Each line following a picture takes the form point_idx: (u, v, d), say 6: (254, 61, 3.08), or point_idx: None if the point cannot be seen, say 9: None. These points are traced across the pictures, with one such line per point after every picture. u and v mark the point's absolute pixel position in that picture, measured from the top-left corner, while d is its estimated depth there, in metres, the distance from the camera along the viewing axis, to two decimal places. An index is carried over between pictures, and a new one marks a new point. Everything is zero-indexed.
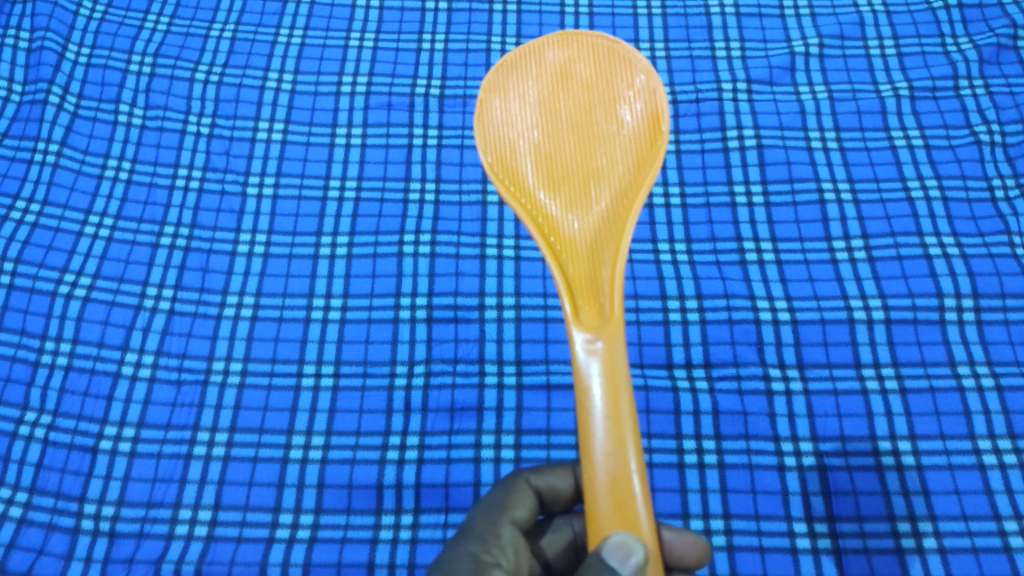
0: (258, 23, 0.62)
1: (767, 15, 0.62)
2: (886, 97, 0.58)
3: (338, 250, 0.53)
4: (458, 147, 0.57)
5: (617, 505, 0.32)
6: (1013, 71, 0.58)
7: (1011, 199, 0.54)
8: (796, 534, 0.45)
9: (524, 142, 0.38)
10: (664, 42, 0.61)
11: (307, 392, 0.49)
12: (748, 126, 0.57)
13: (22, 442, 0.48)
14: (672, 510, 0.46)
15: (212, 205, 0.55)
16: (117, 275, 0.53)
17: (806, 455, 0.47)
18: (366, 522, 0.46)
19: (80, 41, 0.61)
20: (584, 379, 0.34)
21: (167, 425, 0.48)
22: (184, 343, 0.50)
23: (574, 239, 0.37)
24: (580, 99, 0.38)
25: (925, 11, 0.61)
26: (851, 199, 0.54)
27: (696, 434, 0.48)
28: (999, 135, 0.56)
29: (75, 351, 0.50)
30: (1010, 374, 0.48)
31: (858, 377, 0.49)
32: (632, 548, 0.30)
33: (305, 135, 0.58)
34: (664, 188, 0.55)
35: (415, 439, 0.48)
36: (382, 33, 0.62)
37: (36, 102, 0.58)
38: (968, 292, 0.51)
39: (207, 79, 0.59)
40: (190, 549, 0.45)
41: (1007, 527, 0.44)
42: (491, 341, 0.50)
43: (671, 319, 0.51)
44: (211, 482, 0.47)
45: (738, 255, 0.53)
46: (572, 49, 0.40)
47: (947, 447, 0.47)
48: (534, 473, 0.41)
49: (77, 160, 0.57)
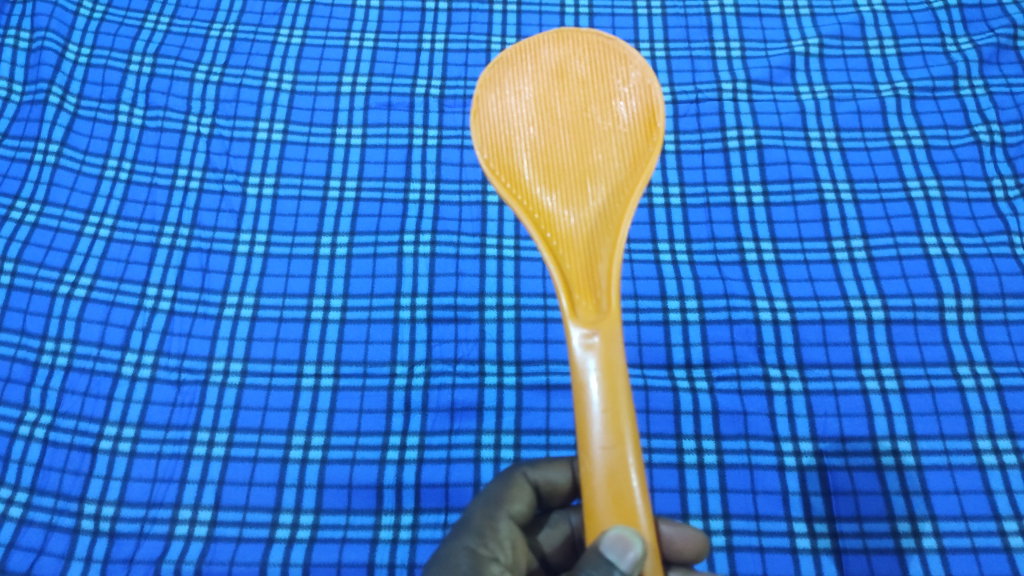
0: (258, 23, 0.62)
1: (767, 15, 0.62)
2: (886, 97, 0.58)
3: (338, 250, 0.54)
4: (458, 148, 0.57)
5: (615, 500, 0.32)
6: (1013, 70, 0.58)
7: (1012, 199, 0.54)
8: (796, 534, 0.45)
9: (521, 139, 0.38)
10: (664, 42, 0.61)
11: (307, 392, 0.49)
12: (748, 126, 0.57)
13: (22, 442, 0.48)
14: (672, 510, 0.46)
15: (213, 205, 0.55)
16: (117, 275, 0.53)
17: (806, 455, 0.47)
18: (366, 522, 0.46)
19: (81, 41, 0.61)
20: (582, 375, 0.34)
21: (167, 425, 0.48)
22: (184, 343, 0.50)
23: (570, 234, 0.37)
24: (577, 96, 0.38)
25: (925, 11, 0.61)
26: (851, 199, 0.54)
27: (696, 434, 0.48)
28: (999, 135, 0.56)
29: (75, 352, 0.50)
30: (1010, 374, 0.48)
31: (858, 377, 0.49)
32: (630, 543, 0.30)
33: (305, 135, 0.58)
34: (664, 188, 0.55)
35: (415, 439, 0.48)
36: (382, 33, 0.62)
37: (36, 102, 0.58)
38: (968, 292, 0.51)
39: (207, 79, 0.60)
40: (190, 549, 0.45)
41: (1008, 527, 0.44)
42: (491, 341, 0.50)
43: (671, 319, 0.51)
44: (211, 482, 0.47)
45: (738, 255, 0.53)
46: (568, 46, 0.40)
47: (948, 447, 0.47)
48: (531, 467, 0.41)
49: (77, 160, 0.57)
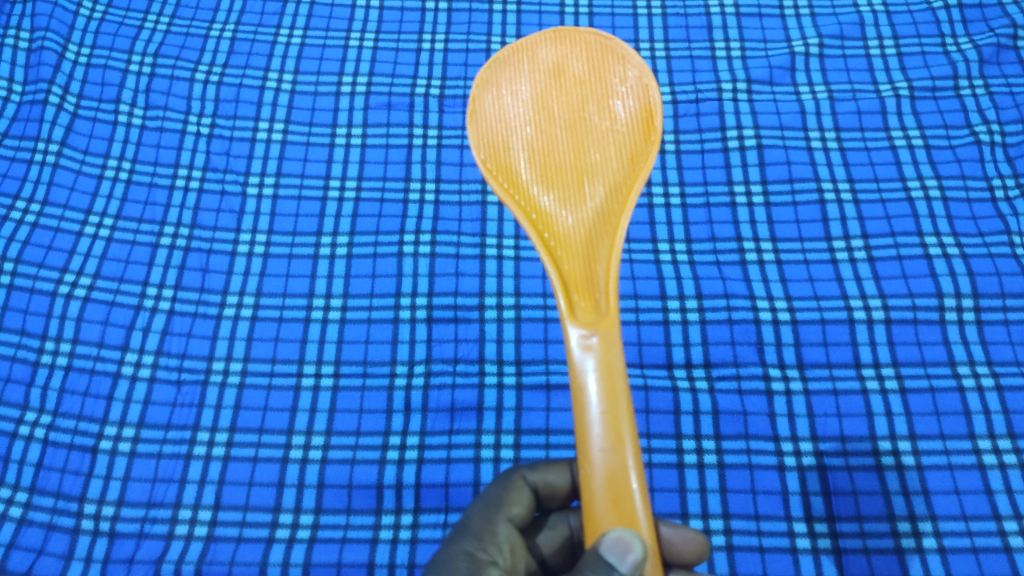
0: (258, 23, 0.62)
1: (767, 15, 0.62)
2: (886, 97, 0.58)
3: (338, 250, 0.54)
4: (458, 148, 0.57)
5: (614, 501, 0.32)
6: (1013, 70, 0.58)
7: (1011, 199, 0.54)
8: (796, 534, 0.45)
9: (518, 139, 0.38)
10: (664, 42, 0.61)
11: (307, 392, 0.49)
12: (748, 126, 0.57)
13: (22, 442, 0.48)
14: (672, 510, 0.46)
15: (212, 205, 0.55)
16: (117, 275, 0.53)
17: (806, 455, 0.47)
18: (366, 522, 0.46)
19: (81, 41, 0.61)
20: (580, 376, 0.33)
21: (167, 425, 0.48)
22: (184, 343, 0.50)
23: (568, 234, 0.37)
24: (573, 95, 0.38)
25: (925, 11, 0.61)
26: (851, 199, 0.54)
27: (696, 434, 0.48)
28: (999, 135, 0.56)
29: (75, 351, 0.50)
30: (1010, 374, 0.48)
31: (858, 377, 0.49)
32: (630, 545, 0.30)
33: (305, 135, 0.58)
34: (664, 188, 0.55)
35: (415, 439, 0.48)
36: (382, 33, 0.62)
37: (36, 102, 0.58)
38: (969, 292, 0.51)
39: (207, 79, 0.60)
40: (190, 549, 0.45)
41: (1008, 527, 0.44)
42: (491, 341, 0.50)
43: (671, 319, 0.51)
44: (210, 483, 0.47)
45: (738, 255, 0.53)
46: (565, 46, 0.40)
47: (948, 447, 0.47)
48: (530, 470, 0.40)
49: (77, 160, 0.57)
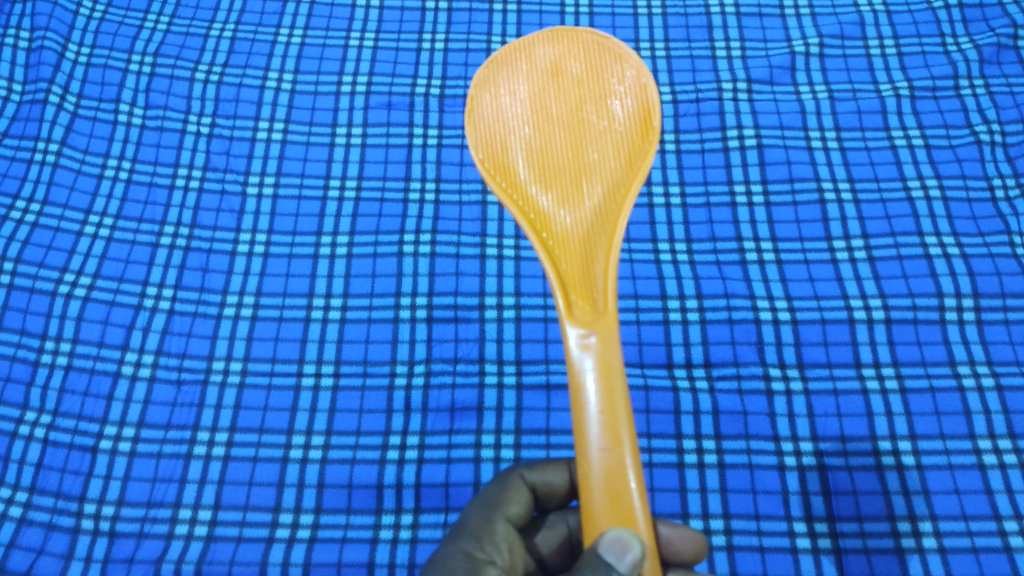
0: (258, 23, 0.62)
1: (767, 15, 0.62)
2: (886, 97, 0.58)
3: (338, 250, 0.53)
4: (458, 147, 0.57)
5: (612, 501, 0.32)
6: (1013, 70, 0.58)
7: (1012, 199, 0.54)
8: (796, 534, 0.45)
9: (516, 138, 0.38)
10: (664, 42, 0.61)
11: (307, 391, 0.49)
12: (748, 126, 0.57)
13: (22, 441, 0.48)
14: (672, 510, 0.46)
15: (212, 205, 0.55)
16: (117, 275, 0.53)
17: (806, 455, 0.47)
18: (366, 522, 0.46)
19: (81, 41, 0.61)
20: (579, 376, 0.33)
21: (167, 424, 0.48)
22: (184, 342, 0.50)
23: (566, 234, 0.37)
24: (572, 95, 0.38)
25: (925, 11, 0.61)
26: (851, 199, 0.54)
27: (696, 434, 0.48)
28: (999, 135, 0.56)
29: (75, 351, 0.50)
30: (1010, 374, 0.48)
31: (858, 376, 0.49)
32: (628, 544, 0.30)
33: (305, 135, 0.58)
34: (664, 188, 0.55)
35: (415, 439, 0.48)
36: (382, 33, 0.62)
37: (36, 102, 0.58)
38: (969, 292, 0.51)
39: (207, 79, 0.60)
40: (190, 549, 0.45)
41: (1008, 527, 0.44)
42: (491, 341, 0.50)
43: (671, 319, 0.51)
44: (210, 482, 0.47)
45: (738, 254, 0.53)
46: (563, 46, 0.40)
47: (948, 447, 0.47)
48: (528, 469, 0.40)
49: (77, 160, 0.57)
